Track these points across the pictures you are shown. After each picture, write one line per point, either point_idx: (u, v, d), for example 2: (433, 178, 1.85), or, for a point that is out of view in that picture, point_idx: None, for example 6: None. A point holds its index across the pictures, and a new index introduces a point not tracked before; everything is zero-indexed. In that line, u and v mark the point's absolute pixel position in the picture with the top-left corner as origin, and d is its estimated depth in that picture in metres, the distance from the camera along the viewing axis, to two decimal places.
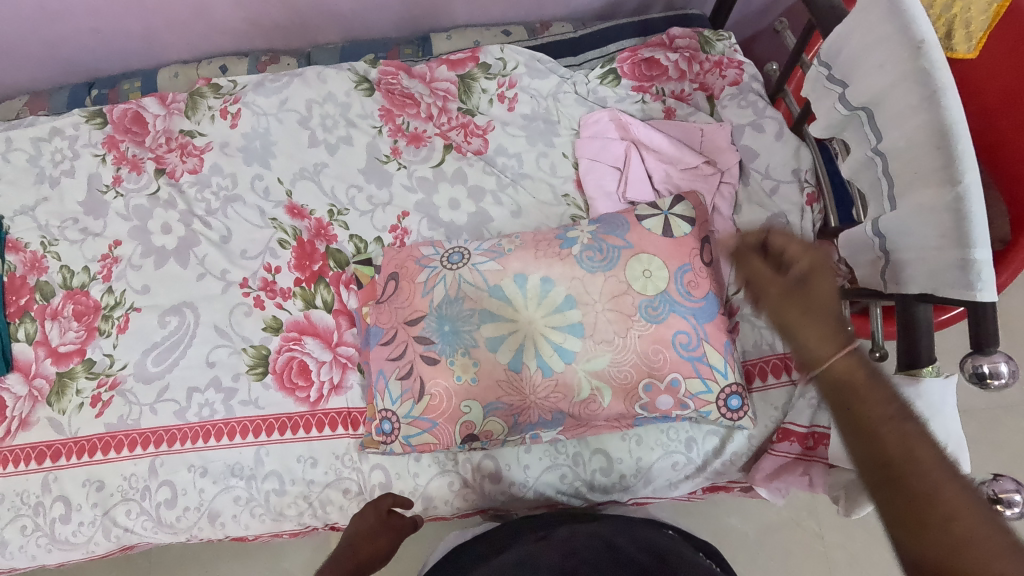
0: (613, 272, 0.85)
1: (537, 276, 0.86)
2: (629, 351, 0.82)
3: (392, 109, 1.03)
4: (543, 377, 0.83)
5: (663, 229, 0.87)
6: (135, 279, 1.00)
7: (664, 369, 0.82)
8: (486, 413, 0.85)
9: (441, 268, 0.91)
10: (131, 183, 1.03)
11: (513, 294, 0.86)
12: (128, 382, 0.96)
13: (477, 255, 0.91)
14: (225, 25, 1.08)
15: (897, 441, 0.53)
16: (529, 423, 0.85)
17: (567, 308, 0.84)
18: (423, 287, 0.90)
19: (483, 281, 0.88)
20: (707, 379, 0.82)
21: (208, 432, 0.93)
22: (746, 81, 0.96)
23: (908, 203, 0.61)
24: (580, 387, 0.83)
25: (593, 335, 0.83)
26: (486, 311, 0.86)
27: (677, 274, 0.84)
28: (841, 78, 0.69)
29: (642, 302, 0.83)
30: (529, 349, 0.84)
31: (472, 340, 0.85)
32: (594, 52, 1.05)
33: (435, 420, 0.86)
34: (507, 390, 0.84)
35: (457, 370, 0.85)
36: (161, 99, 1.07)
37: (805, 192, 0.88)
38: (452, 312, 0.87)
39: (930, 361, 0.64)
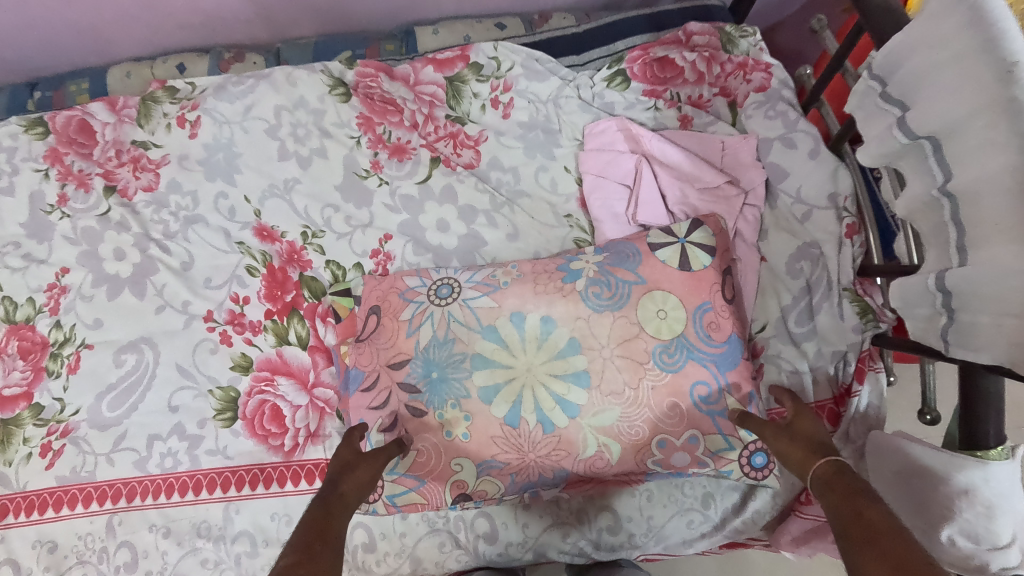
0: (622, 313, 0.74)
1: (536, 316, 0.76)
2: (642, 404, 0.73)
3: (371, 116, 0.91)
4: (544, 433, 0.74)
5: (680, 261, 0.76)
6: (86, 312, 0.89)
7: (680, 425, 0.73)
8: (480, 471, 0.76)
9: (427, 303, 0.80)
10: (78, 202, 0.92)
11: (510, 336, 0.76)
12: (81, 429, 0.87)
13: (468, 289, 0.80)
14: (179, 17, 0.95)
15: (856, 512, 0.49)
16: (528, 482, 0.76)
17: (571, 354, 0.74)
18: (407, 326, 0.79)
19: (475, 321, 0.78)
20: (729, 435, 0.73)
21: (172, 485, 0.84)
22: (774, 87, 0.84)
23: (985, 260, 0.50)
24: (585, 444, 0.74)
25: (600, 386, 0.73)
26: (479, 356, 0.76)
27: (696, 314, 0.74)
28: (899, 98, 0.57)
29: (656, 347, 0.73)
30: (527, 402, 0.74)
31: (463, 390, 0.75)
32: (600, 49, 0.93)
33: (422, 478, 0.76)
34: (503, 448, 0.75)
35: (446, 424, 0.75)
36: (110, 105, 0.94)
37: (844, 221, 0.76)
38: (440, 357, 0.77)
39: (999, 442, 0.54)
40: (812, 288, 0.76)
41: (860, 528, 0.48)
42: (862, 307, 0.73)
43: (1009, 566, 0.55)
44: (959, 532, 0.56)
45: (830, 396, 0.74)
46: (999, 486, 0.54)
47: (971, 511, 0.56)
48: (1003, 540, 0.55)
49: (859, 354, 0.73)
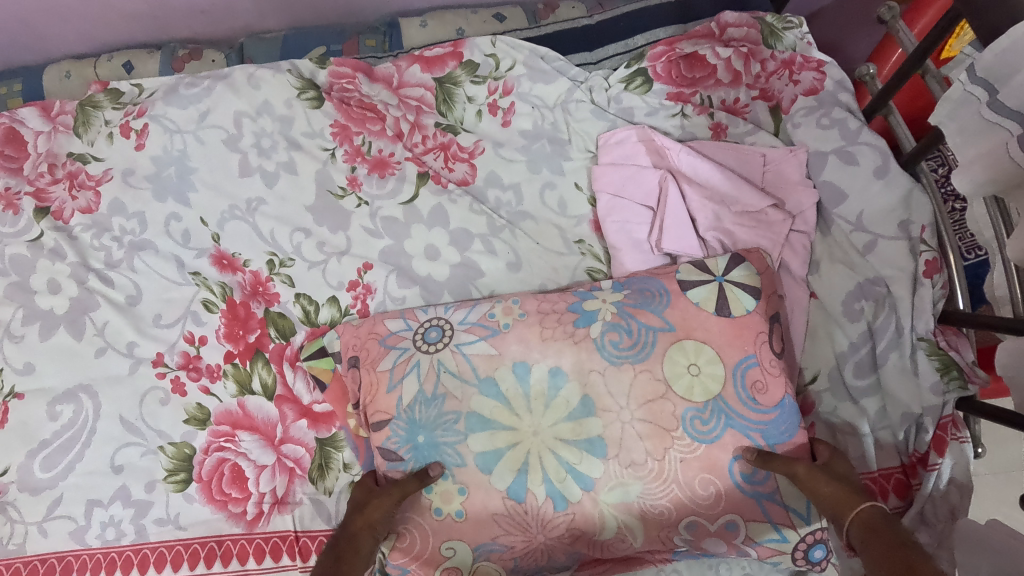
0: (646, 367, 0.61)
1: (544, 367, 0.63)
2: (667, 480, 0.60)
3: (348, 125, 0.77)
4: (555, 510, 0.61)
5: (717, 303, 0.63)
6: (15, 354, 0.76)
7: (717, 507, 0.60)
8: (476, 557, 0.63)
9: (413, 349, 0.66)
10: (6, 226, 0.78)
11: (512, 392, 0.63)
12: (10, 493, 0.74)
13: (461, 332, 0.66)
14: (123, 7, 0.81)
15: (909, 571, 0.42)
16: (534, 568, 0.64)
17: (583, 415, 0.62)
18: (388, 378, 0.65)
19: (471, 372, 0.64)
20: (781, 524, 0.59)
21: (113, 562, 0.71)
22: (828, 90, 0.71)
23: None
24: (603, 525, 0.61)
25: (618, 456, 0.60)
26: (476, 414, 0.63)
27: (737, 370, 0.61)
28: (1018, 109, 0.44)
29: (687, 411, 0.60)
30: (535, 471, 0.61)
31: (456, 457, 0.62)
32: (616, 45, 0.80)
33: (406, 566, 0.63)
34: (507, 529, 0.62)
35: (435, 500, 0.62)
36: (43, 110, 0.81)
37: (921, 257, 0.62)
38: (428, 417, 0.63)
39: None
40: (875, 335, 0.63)
41: None
42: (945, 364, 0.59)
43: None
44: None
45: (899, 465, 0.62)
46: None
47: None
48: None
49: (939, 421, 0.59)
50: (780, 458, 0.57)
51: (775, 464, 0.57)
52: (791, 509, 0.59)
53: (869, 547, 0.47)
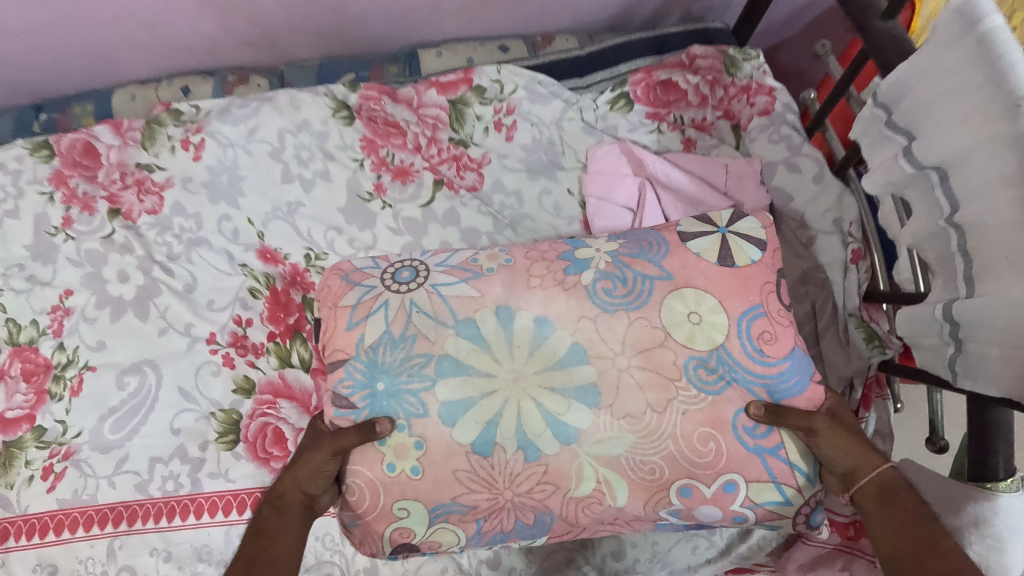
0: (640, 315, 0.63)
1: (529, 316, 0.64)
2: (665, 434, 0.60)
3: (375, 139, 0.91)
4: (526, 461, 0.61)
5: (719, 254, 0.66)
6: (90, 334, 0.89)
7: (717, 466, 0.60)
8: (432, 520, 0.62)
9: (381, 287, 0.67)
10: (82, 225, 0.92)
11: (493, 336, 0.63)
12: (83, 452, 0.86)
13: (438, 273, 0.67)
14: (184, 40, 0.96)
15: (932, 538, 0.52)
16: (497, 531, 0.63)
17: (575, 363, 0.62)
18: (350, 314, 0.66)
19: (447, 314, 0.64)
20: (784, 484, 0.61)
21: (172, 509, 0.83)
22: (778, 111, 0.84)
23: (993, 292, 0.50)
24: (582, 480, 0.61)
25: (612, 405, 0.61)
26: (446, 358, 0.62)
27: (743, 321, 0.63)
28: (904, 127, 0.57)
29: (689, 360, 0.62)
30: (507, 422, 0.61)
31: (418, 407, 0.61)
32: (604, 72, 0.94)
33: (355, 521, 0.64)
34: (470, 487, 0.61)
35: (389, 455, 0.61)
36: (115, 127, 0.94)
37: (849, 247, 0.75)
38: (391, 361, 0.63)
39: (1008, 474, 0.54)
40: (817, 312, 0.75)
41: (935, 556, 0.51)
42: (868, 334, 0.72)
43: None
44: None
45: None
46: (1013, 520, 0.54)
47: (981, 542, 0.55)
48: None
49: (866, 381, 0.72)
50: (793, 412, 0.60)
51: (790, 418, 0.59)
52: (796, 467, 0.61)
53: (884, 509, 0.56)
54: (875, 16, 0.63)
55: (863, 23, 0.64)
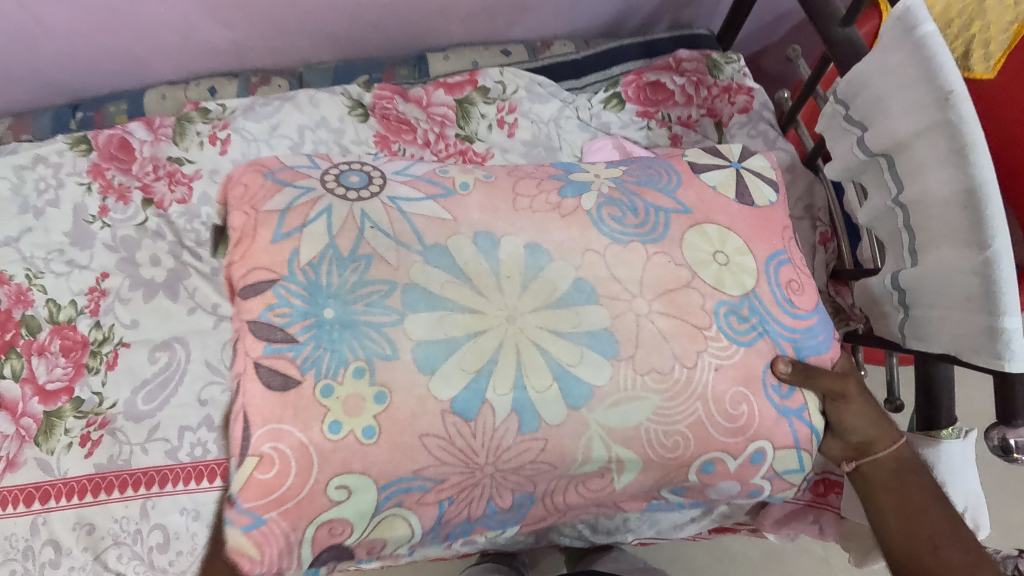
0: (659, 249, 0.62)
1: (521, 245, 0.61)
2: (693, 394, 0.58)
3: (387, 135, 0.99)
4: (521, 432, 0.55)
5: (737, 190, 0.67)
6: (124, 313, 0.97)
7: (747, 427, 0.59)
8: (384, 503, 0.54)
9: (321, 190, 0.61)
10: (118, 213, 1.00)
11: (474, 265, 0.59)
12: (118, 421, 0.94)
13: (397, 186, 0.63)
14: (212, 44, 1.03)
15: (945, 519, 0.59)
16: (462, 517, 0.57)
17: (582, 301, 0.59)
18: (280, 226, 0.58)
19: (412, 236, 0.60)
20: (804, 451, 0.61)
21: (201, 472, 0.91)
22: (756, 109, 0.94)
23: (931, 260, 0.58)
24: (588, 462, 0.56)
25: (633, 356, 0.58)
26: (413, 288, 0.57)
27: (770, 267, 0.65)
28: (859, 119, 0.65)
29: (721, 306, 0.61)
30: (506, 370, 0.56)
31: (383, 346, 0.55)
32: (598, 74, 1.02)
33: (263, 514, 0.52)
34: (439, 454, 0.54)
35: (335, 410, 0.53)
36: (147, 124, 1.02)
37: (818, 230, 0.83)
38: (340, 281, 0.57)
39: (950, 423, 0.63)
40: None
41: (949, 536, 0.58)
42: (835, 309, 0.80)
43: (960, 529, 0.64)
44: None
45: None
46: (953, 462, 0.62)
47: None
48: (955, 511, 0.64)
49: None
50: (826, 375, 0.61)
51: (820, 378, 0.61)
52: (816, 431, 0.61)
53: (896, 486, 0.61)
54: (834, 23, 0.72)
55: (824, 30, 0.73)
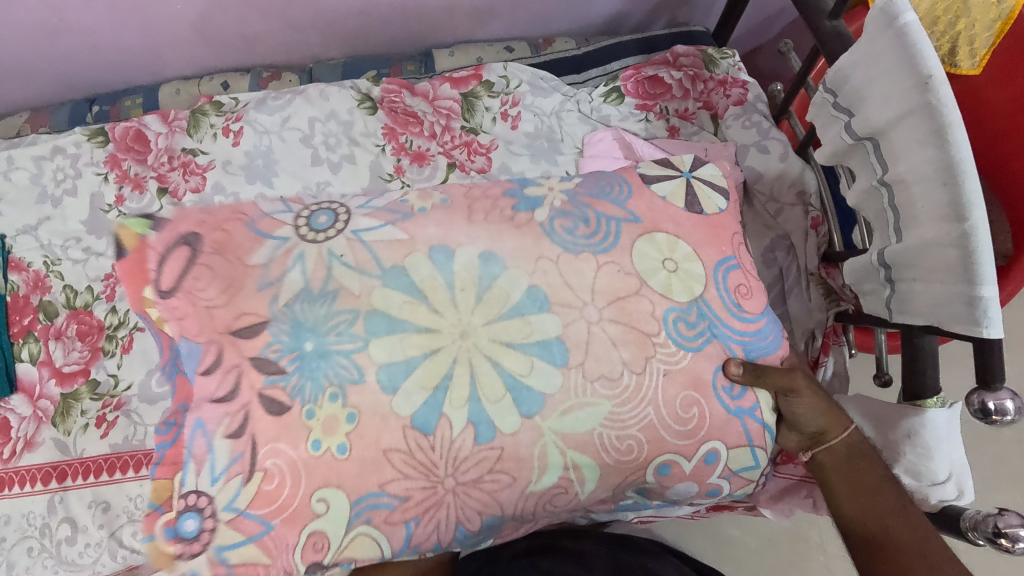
0: (609, 258, 0.61)
1: (474, 254, 0.60)
2: (644, 400, 0.57)
3: (395, 127, 1.02)
4: (476, 443, 0.55)
5: (687, 199, 0.66)
6: None
7: (698, 434, 0.59)
8: (354, 520, 0.54)
9: (294, 238, 0.60)
10: (133, 202, 1.03)
11: (431, 281, 0.58)
12: (133, 403, 0.96)
13: (360, 218, 0.61)
14: (226, 40, 1.07)
15: (896, 504, 0.62)
16: (432, 540, 0.56)
17: (535, 311, 0.58)
18: (260, 276, 0.57)
19: (372, 263, 0.58)
20: (757, 449, 0.61)
21: None
22: (750, 101, 0.97)
23: (915, 237, 0.60)
24: (546, 471, 0.56)
25: (583, 364, 0.57)
26: (376, 313, 0.56)
27: (718, 273, 0.63)
28: (846, 106, 0.69)
29: (669, 312, 0.60)
30: (461, 385, 0.55)
31: (352, 371, 0.54)
32: (598, 69, 1.07)
33: (268, 523, 0.53)
34: (403, 471, 0.54)
35: (314, 430, 0.53)
36: (163, 117, 1.06)
37: (809, 215, 0.86)
38: (311, 317, 0.56)
39: (934, 392, 0.65)
40: (784, 275, 0.86)
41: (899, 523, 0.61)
42: (827, 290, 0.83)
43: (946, 498, 0.65)
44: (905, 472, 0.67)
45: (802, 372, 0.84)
46: (937, 429, 0.65)
47: (913, 452, 0.66)
48: (941, 478, 0.65)
49: (825, 330, 0.83)
50: (771, 372, 0.61)
51: (768, 377, 0.60)
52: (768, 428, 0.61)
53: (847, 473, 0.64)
54: (822, 17, 0.76)
55: (813, 23, 0.77)
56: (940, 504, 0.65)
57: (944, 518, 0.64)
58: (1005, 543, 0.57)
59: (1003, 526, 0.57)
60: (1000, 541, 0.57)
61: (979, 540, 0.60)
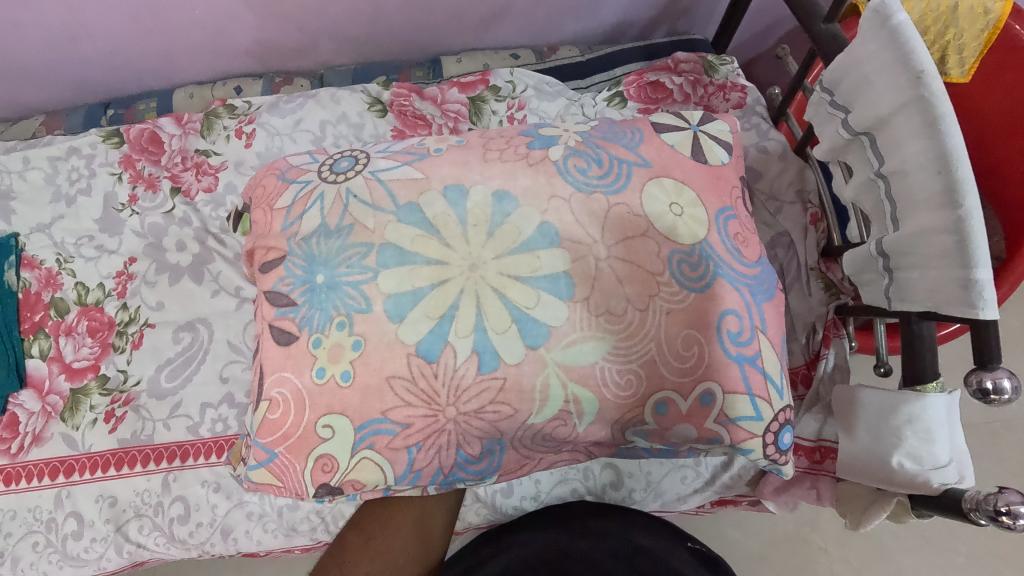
0: (619, 200, 0.62)
1: (485, 191, 0.62)
2: (646, 335, 0.58)
3: (404, 130, 1.06)
4: (479, 372, 0.57)
5: (693, 149, 0.67)
6: (150, 295, 1.01)
7: (698, 372, 0.59)
8: (358, 445, 0.58)
9: (316, 181, 0.64)
10: (147, 202, 1.06)
11: (442, 216, 0.61)
12: (141, 398, 0.97)
13: (379, 160, 0.65)
14: (242, 47, 1.10)
15: None
16: (435, 468, 0.59)
17: (545, 246, 0.60)
18: (285, 216, 0.63)
19: (387, 200, 0.62)
20: (759, 400, 0.60)
21: (221, 447, 0.94)
22: (749, 104, 1.00)
23: (911, 226, 0.63)
24: (546, 403, 0.58)
25: (588, 297, 0.58)
26: (388, 247, 0.60)
27: (720, 220, 0.64)
28: (842, 103, 0.72)
29: (673, 254, 0.60)
30: (465, 309, 0.58)
31: (361, 301, 0.58)
32: (602, 75, 1.10)
33: (275, 450, 0.59)
34: (406, 398, 0.57)
35: (320, 359, 0.58)
36: (176, 119, 1.08)
37: (809, 211, 0.89)
38: (325, 251, 0.60)
39: (934, 376, 0.67)
40: (784, 271, 0.88)
41: None
42: (827, 284, 0.86)
43: (948, 481, 0.66)
44: (906, 455, 0.68)
45: (803, 362, 0.87)
46: (936, 413, 0.66)
47: (915, 436, 0.67)
48: (942, 460, 0.67)
49: (826, 324, 0.86)
50: None
51: None
52: (770, 377, 0.60)
53: None
54: (818, 21, 0.80)
55: (810, 28, 0.80)
56: (942, 487, 0.66)
57: (948, 502, 0.65)
58: (1006, 520, 0.58)
59: (1004, 504, 0.58)
60: (1002, 518, 0.58)
61: (981, 520, 0.61)
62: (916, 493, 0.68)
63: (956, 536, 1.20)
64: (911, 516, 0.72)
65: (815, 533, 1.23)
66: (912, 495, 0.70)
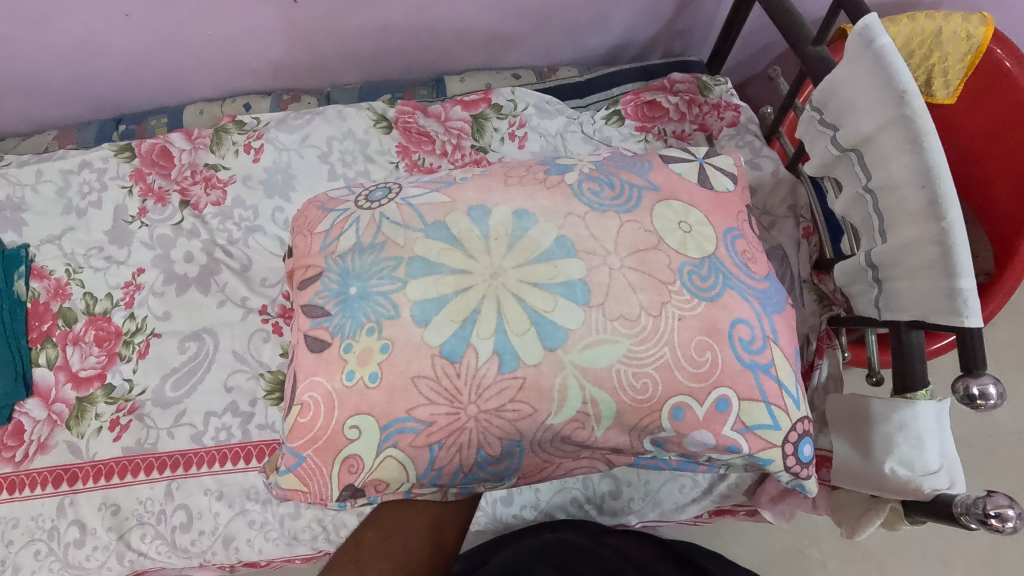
0: (631, 218, 0.64)
1: (507, 210, 0.65)
2: (661, 340, 0.59)
3: (408, 146, 1.09)
4: (500, 371, 0.58)
5: (698, 176, 0.69)
6: (157, 305, 1.03)
7: (711, 377, 0.59)
8: (383, 443, 0.59)
9: (353, 209, 0.68)
10: (156, 214, 1.08)
11: (467, 232, 0.63)
12: (146, 407, 0.98)
13: (410, 191, 0.69)
14: (251, 66, 1.13)
15: None
16: (456, 468, 0.60)
17: (561, 256, 0.62)
18: (323, 238, 0.67)
19: (416, 220, 0.65)
20: (775, 407, 0.61)
21: (224, 455, 0.95)
22: (742, 123, 1.04)
23: (897, 238, 0.65)
24: (565, 404, 0.58)
25: (603, 304, 0.60)
26: (416, 259, 0.62)
27: (726, 238, 0.66)
28: (831, 121, 0.74)
29: (683, 266, 0.62)
30: (489, 313, 0.60)
31: (390, 308, 0.60)
32: (600, 94, 1.14)
33: (303, 454, 0.60)
34: (431, 394, 0.58)
35: (349, 363, 0.60)
36: (187, 134, 1.10)
37: (801, 225, 0.92)
38: (360, 266, 0.63)
39: (923, 385, 0.69)
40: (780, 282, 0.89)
41: None
42: (819, 296, 0.89)
43: (939, 487, 0.68)
44: (898, 462, 0.70)
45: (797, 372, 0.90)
46: (926, 420, 0.68)
47: (906, 443, 0.69)
48: (933, 467, 0.68)
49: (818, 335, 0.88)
50: None
51: None
52: (785, 386, 0.61)
53: None
54: (807, 44, 0.83)
55: (799, 49, 0.84)
56: (933, 493, 0.68)
57: (938, 507, 0.67)
58: (995, 523, 0.60)
59: (993, 507, 0.60)
60: (990, 522, 0.60)
61: (971, 524, 0.63)
62: (908, 499, 0.70)
63: (953, 550, 1.21)
64: (904, 523, 0.73)
65: (815, 547, 1.23)
66: (904, 502, 0.71)
